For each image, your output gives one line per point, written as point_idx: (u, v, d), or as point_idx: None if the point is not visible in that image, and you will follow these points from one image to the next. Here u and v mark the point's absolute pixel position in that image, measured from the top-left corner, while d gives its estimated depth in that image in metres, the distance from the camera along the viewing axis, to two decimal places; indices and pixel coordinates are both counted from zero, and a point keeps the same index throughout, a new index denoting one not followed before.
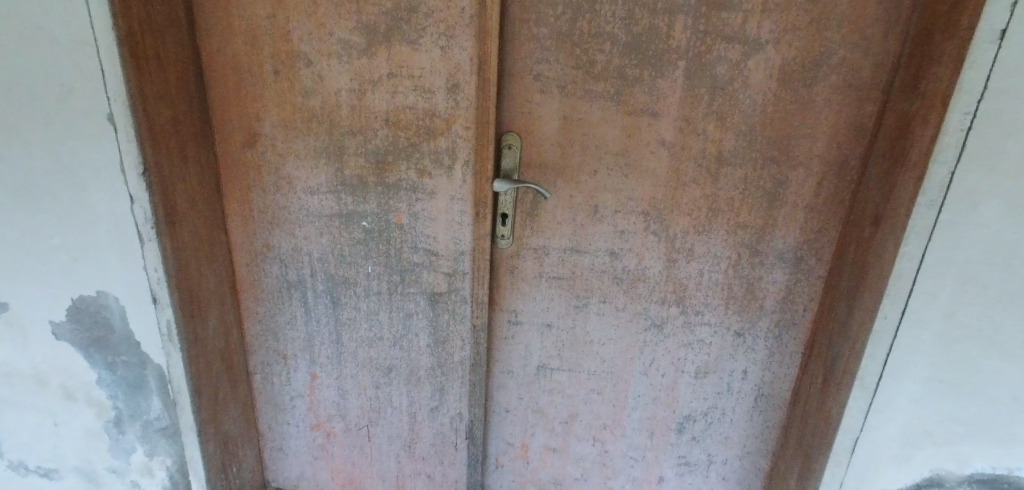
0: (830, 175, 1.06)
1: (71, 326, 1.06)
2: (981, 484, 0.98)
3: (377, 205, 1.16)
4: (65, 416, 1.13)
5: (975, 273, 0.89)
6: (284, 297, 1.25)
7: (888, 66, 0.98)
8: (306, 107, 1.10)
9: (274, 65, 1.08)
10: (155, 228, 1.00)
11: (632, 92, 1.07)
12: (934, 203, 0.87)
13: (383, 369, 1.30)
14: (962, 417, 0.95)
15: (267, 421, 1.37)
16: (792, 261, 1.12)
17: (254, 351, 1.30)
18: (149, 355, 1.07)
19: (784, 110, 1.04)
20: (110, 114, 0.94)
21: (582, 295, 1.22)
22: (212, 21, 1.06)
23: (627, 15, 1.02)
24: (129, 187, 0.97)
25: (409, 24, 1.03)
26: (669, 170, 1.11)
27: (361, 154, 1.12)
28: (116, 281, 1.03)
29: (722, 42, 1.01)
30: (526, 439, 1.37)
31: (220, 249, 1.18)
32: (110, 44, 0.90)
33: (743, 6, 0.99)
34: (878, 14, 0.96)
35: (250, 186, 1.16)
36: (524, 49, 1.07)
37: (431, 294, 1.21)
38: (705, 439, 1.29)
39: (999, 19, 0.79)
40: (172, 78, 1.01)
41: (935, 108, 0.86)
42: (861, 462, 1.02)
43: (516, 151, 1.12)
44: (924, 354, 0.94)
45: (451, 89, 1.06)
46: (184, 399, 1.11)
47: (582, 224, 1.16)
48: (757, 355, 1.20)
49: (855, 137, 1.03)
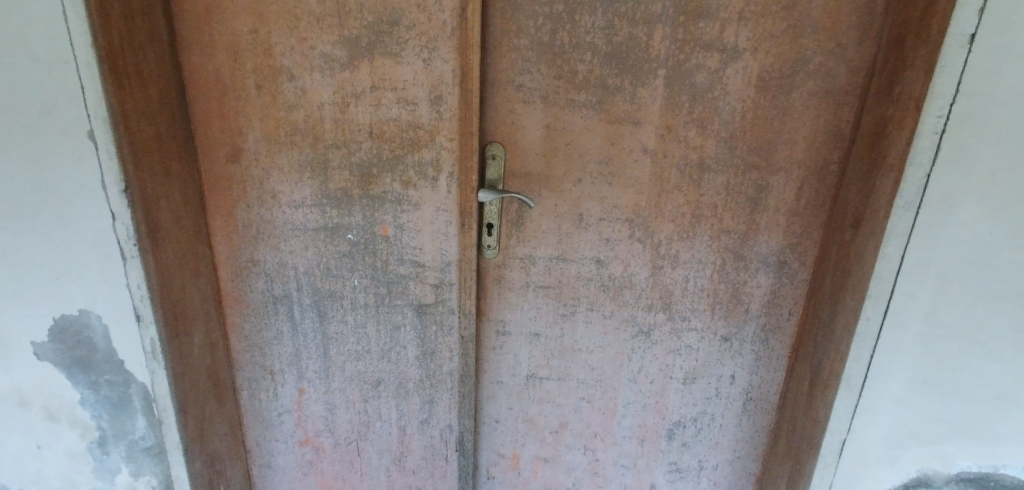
0: (810, 180, 1.07)
1: (52, 346, 1.05)
2: (968, 483, 0.98)
3: (362, 217, 1.15)
4: (48, 438, 1.10)
5: (954, 273, 0.90)
6: (270, 312, 1.24)
7: (863, 71, 1.00)
8: (290, 121, 1.10)
9: (257, 79, 1.08)
10: (138, 245, 0.99)
11: (614, 101, 1.08)
12: (912, 205, 0.89)
13: (372, 382, 1.30)
14: (947, 416, 0.96)
15: (254, 438, 1.35)
16: (776, 265, 1.13)
17: (240, 367, 1.29)
18: (134, 374, 1.06)
19: (763, 116, 1.05)
20: (90, 131, 0.93)
21: (569, 304, 1.22)
22: (193, 37, 1.06)
23: (607, 25, 1.03)
24: (111, 204, 0.97)
25: (391, 37, 1.04)
26: (653, 178, 1.11)
27: (346, 167, 1.12)
28: (99, 299, 1.02)
29: (700, 51, 1.03)
30: (517, 449, 1.37)
31: (204, 265, 1.17)
32: (90, 60, 0.90)
33: (720, 15, 1.01)
34: (851, 21, 0.98)
35: (234, 201, 1.16)
36: (506, 60, 1.07)
37: (418, 306, 1.21)
38: (695, 445, 1.29)
39: (969, 23, 0.81)
40: (153, 94, 1.01)
41: (909, 112, 0.88)
42: (850, 463, 1.02)
43: (500, 162, 1.13)
44: (907, 354, 0.95)
45: (434, 101, 1.07)
46: (170, 417, 1.09)
47: (567, 232, 1.17)
48: (744, 359, 1.20)
49: (833, 142, 1.05)
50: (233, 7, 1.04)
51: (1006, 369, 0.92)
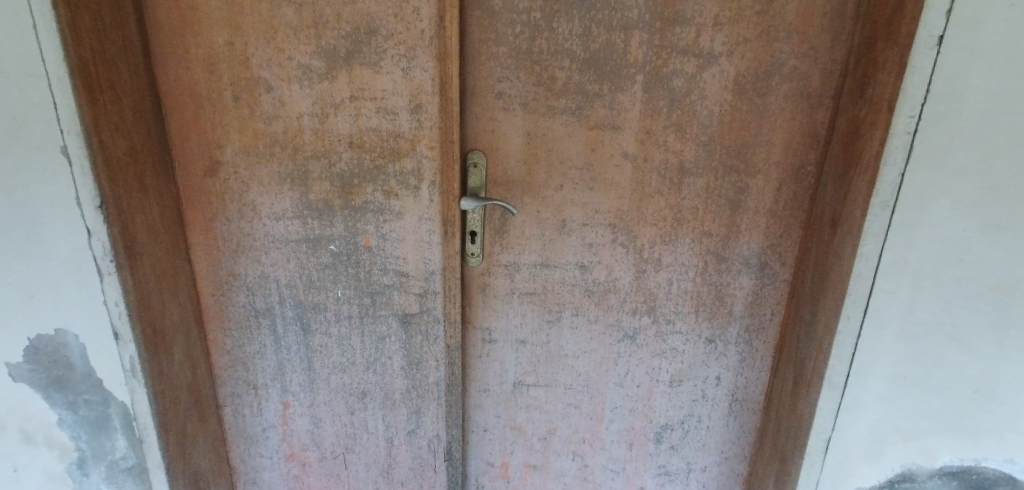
0: (788, 181, 1.09)
1: (28, 366, 1.02)
2: (950, 477, 0.99)
3: (343, 228, 1.15)
4: (25, 461, 1.07)
5: (931, 270, 0.91)
6: (252, 326, 1.22)
7: (836, 74, 1.02)
8: (268, 133, 1.09)
9: (234, 91, 1.07)
10: (115, 262, 0.98)
11: (594, 107, 1.08)
12: (887, 204, 0.90)
13: (358, 394, 1.28)
14: (928, 411, 0.97)
15: (239, 455, 1.33)
16: (757, 266, 1.14)
17: (223, 383, 1.27)
18: (113, 393, 1.04)
19: (741, 120, 1.06)
20: (64, 147, 0.92)
21: (553, 309, 1.22)
22: (167, 50, 1.05)
23: (584, 32, 1.04)
24: (86, 221, 0.95)
25: (370, 47, 1.04)
26: (634, 182, 1.12)
27: (326, 178, 1.12)
28: (76, 317, 1.00)
29: (677, 56, 1.04)
30: (506, 457, 1.36)
31: (184, 279, 1.15)
32: (61, 76, 0.89)
33: (695, 21, 1.02)
34: (823, 25, 1.00)
35: (213, 215, 1.14)
36: (486, 68, 1.08)
37: (403, 316, 1.20)
38: (683, 447, 1.30)
39: (936, 26, 0.83)
40: (128, 108, 1.00)
41: (882, 113, 0.89)
42: (835, 461, 1.03)
43: (481, 170, 1.13)
44: (887, 352, 0.96)
45: (414, 110, 1.07)
46: (151, 436, 1.07)
47: (550, 239, 1.17)
48: (730, 361, 1.21)
49: (809, 144, 1.06)
50: (209, 19, 1.03)
51: (984, 365, 0.92)
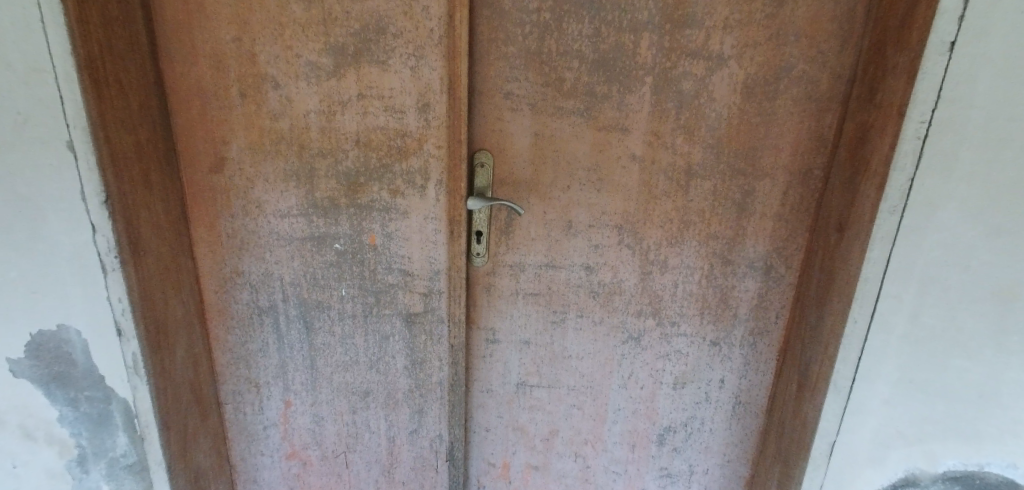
0: (795, 185, 1.09)
1: (29, 362, 1.01)
2: (953, 481, 0.99)
3: (349, 226, 1.14)
4: (25, 457, 1.06)
5: (937, 276, 0.91)
6: (255, 324, 1.22)
7: (845, 78, 1.02)
8: (273, 130, 1.09)
9: (240, 87, 1.06)
10: (119, 258, 0.97)
11: (602, 108, 1.08)
12: (896, 209, 0.90)
13: (360, 393, 1.28)
14: (933, 416, 0.97)
15: (240, 453, 1.32)
16: (762, 269, 1.14)
17: (224, 381, 1.26)
18: (114, 391, 1.04)
19: (750, 122, 1.06)
20: (69, 141, 0.91)
21: (559, 310, 1.22)
22: (174, 46, 1.04)
23: (594, 33, 1.04)
24: (90, 216, 0.94)
25: (378, 45, 1.03)
26: (641, 185, 1.12)
27: (332, 176, 1.11)
28: (79, 313, 1.00)
29: (687, 58, 1.04)
30: (508, 458, 1.36)
31: (186, 276, 1.15)
32: (68, 71, 0.88)
33: (705, 23, 1.02)
34: (832, 29, 1.00)
35: (217, 211, 1.14)
36: (494, 68, 1.07)
37: (407, 315, 1.20)
38: (686, 449, 1.30)
39: (948, 31, 0.83)
40: (133, 103, 0.99)
41: (892, 118, 0.89)
42: (839, 465, 1.03)
43: (488, 170, 1.12)
44: (892, 357, 0.96)
45: (422, 108, 1.06)
46: (152, 433, 1.06)
47: (556, 240, 1.17)
48: (734, 363, 1.21)
49: (817, 147, 1.06)
50: (216, 15, 1.02)
51: (987, 370, 0.93)
